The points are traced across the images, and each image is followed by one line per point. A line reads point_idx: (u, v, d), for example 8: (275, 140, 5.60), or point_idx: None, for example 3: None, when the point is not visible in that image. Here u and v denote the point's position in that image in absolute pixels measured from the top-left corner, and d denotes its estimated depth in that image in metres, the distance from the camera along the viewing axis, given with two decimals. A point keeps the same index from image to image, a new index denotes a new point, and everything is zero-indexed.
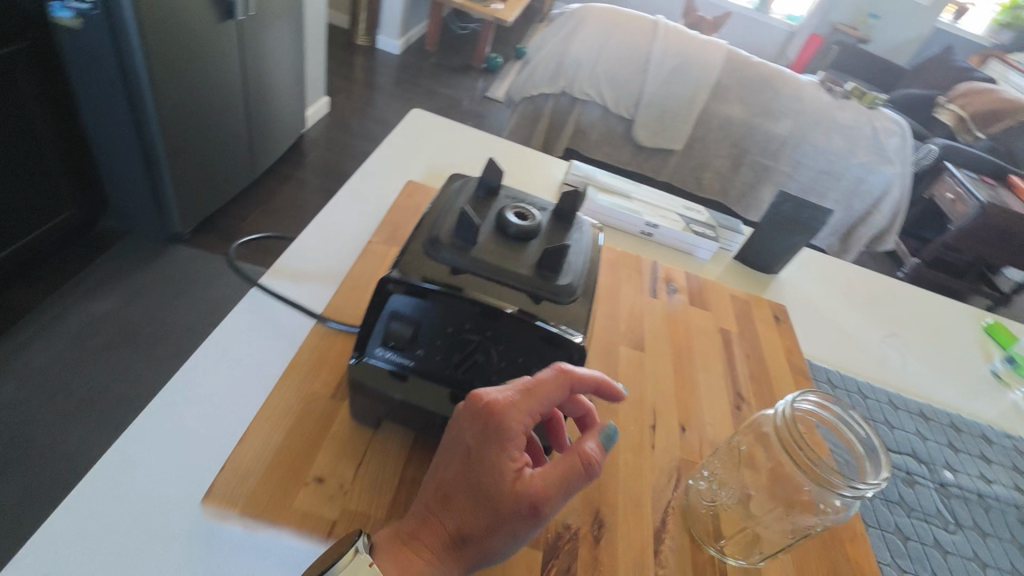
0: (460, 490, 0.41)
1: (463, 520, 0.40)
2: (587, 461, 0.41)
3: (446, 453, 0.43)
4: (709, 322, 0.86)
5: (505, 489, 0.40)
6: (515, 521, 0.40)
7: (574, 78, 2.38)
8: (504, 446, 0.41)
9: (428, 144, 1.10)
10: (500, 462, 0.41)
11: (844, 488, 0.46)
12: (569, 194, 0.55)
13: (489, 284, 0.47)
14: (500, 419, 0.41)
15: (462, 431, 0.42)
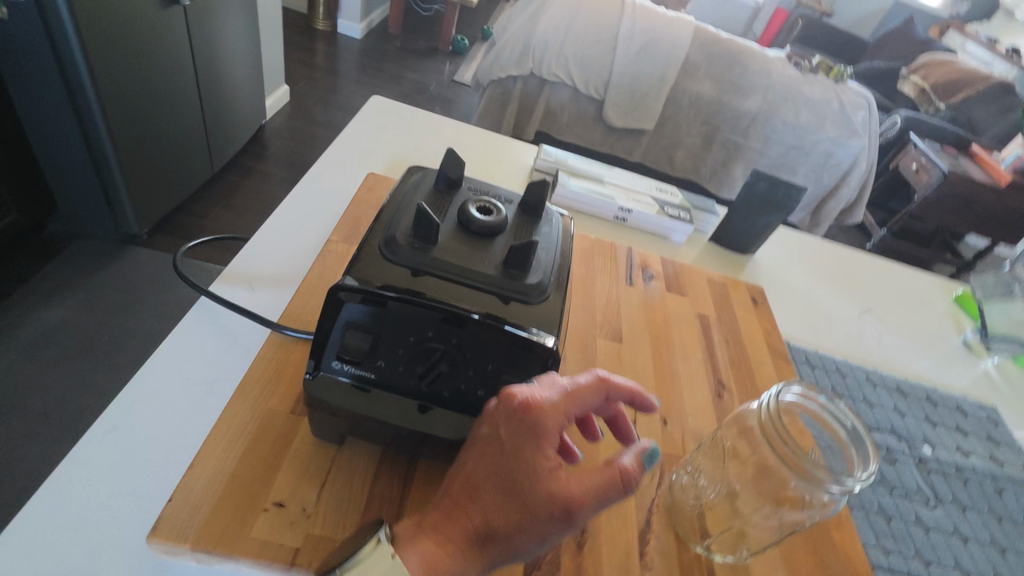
0: (490, 479, 0.40)
1: (491, 513, 0.39)
2: (628, 477, 0.40)
3: (478, 441, 0.42)
4: (687, 308, 0.84)
5: (538, 486, 0.40)
6: (545, 523, 0.39)
7: (542, 58, 2.31)
8: (541, 445, 0.41)
9: (391, 132, 1.05)
10: (535, 458, 0.40)
11: (830, 485, 0.44)
12: (536, 185, 0.52)
13: (453, 288, 0.44)
14: (540, 411, 0.41)
15: (496, 424, 0.41)
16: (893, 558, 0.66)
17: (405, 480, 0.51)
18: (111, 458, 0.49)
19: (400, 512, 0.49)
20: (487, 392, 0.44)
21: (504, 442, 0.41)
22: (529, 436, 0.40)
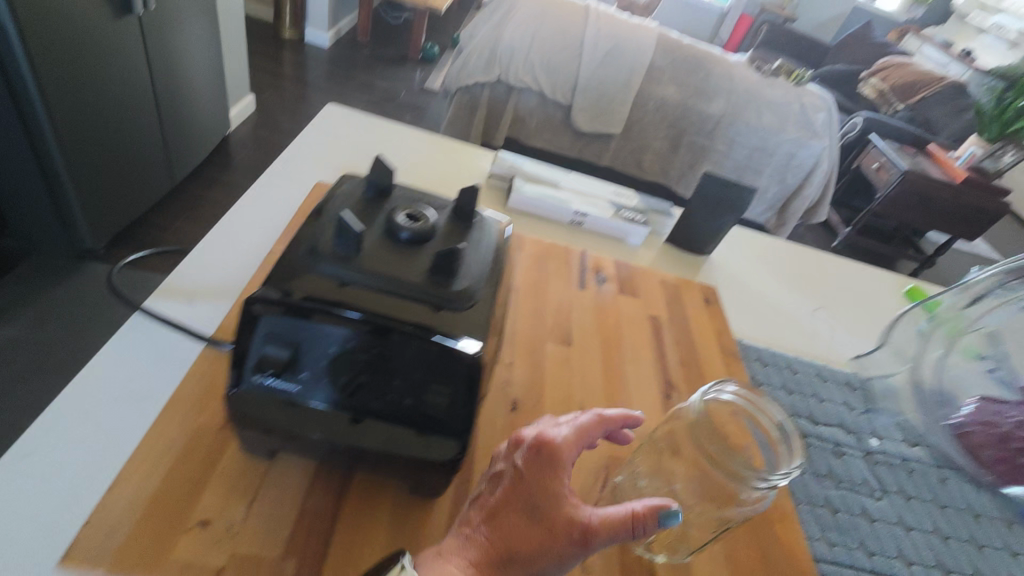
0: (512, 508, 0.43)
1: (514, 538, 0.42)
2: (639, 519, 0.43)
3: (498, 474, 0.46)
4: (639, 310, 0.84)
5: (556, 513, 0.43)
6: (565, 545, 0.43)
7: (508, 65, 2.32)
8: (559, 475, 0.45)
9: (345, 141, 1.04)
10: (555, 487, 0.44)
11: (756, 480, 0.46)
12: (467, 190, 0.51)
13: (376, 296, 0.43)
14: (554, 442, 0.45)
15: (513, 457, 0.46)
16: (838, 549, 0.67)
17: (340, 491, 0.50)
18: (29, 481, 0.47)
19: (333, 525, 0.48)
20: (415, 401, 0.44)
21: (522, 472, 0.44)
22: (546, 466, 0.44)
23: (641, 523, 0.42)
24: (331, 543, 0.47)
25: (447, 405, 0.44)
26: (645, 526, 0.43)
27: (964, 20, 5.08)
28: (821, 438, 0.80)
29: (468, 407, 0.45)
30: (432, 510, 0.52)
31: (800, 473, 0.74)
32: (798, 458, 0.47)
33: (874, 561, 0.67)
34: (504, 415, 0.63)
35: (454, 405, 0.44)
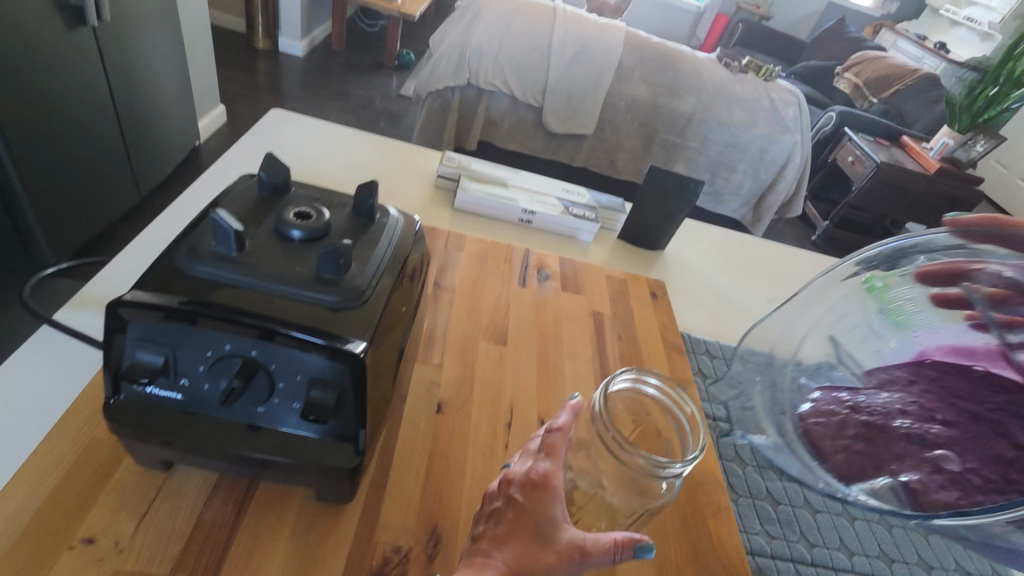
0: (523, 536, 0.44)
1: (526, 559, 0.43)
2: (619, 546, 0.43)
3: (498, 508, 0.47)
4: (581, 307, 0.82)
5: (559, 537, 0.44)
6: (563, 563, 0.43)
7: (477, 68, 2.29)
8: (553, 500, 0.46)
9: (288, 146, 1.03)
10: (551, 510, 0.45)
11: (653, 471, 0.44)
12: (363, 187, 0.50)
13: (252, 296, 0.41)
14: (553, 468, 0.47)
15: (510, 487, 0.47)
16: (777, 542, 0.66)
17: (241, 502, 0.48)
18: None
19: (230, 538, 0.46)
20: (301, 404, 0.42)
21: (523, 500, 0.46)
22: (547, 492, 0.46)
23: (619, 549, 0.43)
24: (225, 558, 0.45)
25: (332, 407, 0.42)
26: (623, 552, 0.43)
27: (936, 15, 5.15)
28: None
29: (359, 408, 0.43)
30: (342, 519, 0.50)
31: (742, 466, 0.73)
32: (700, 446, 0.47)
33: (815, 553, 0.67)
34: (427, 416, 0.61)
35: (342, 406, 0.43)
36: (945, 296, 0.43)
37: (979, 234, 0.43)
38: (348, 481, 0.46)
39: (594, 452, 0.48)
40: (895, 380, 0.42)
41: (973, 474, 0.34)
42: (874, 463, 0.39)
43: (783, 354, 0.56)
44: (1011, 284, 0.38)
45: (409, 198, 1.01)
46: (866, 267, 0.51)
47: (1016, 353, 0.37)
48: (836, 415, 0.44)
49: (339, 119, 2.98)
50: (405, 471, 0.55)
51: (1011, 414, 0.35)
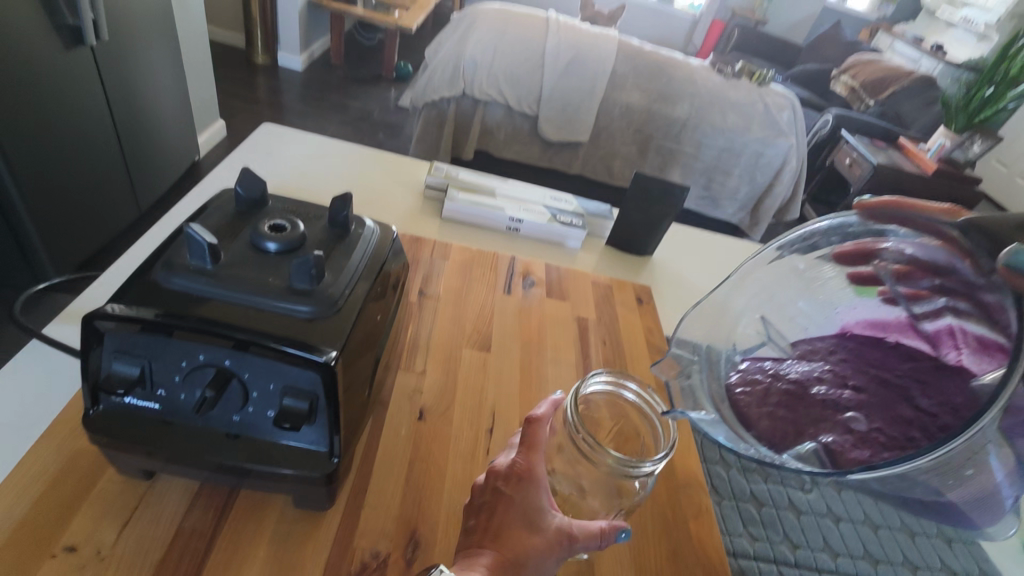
0: (513, 527, 0.45)
1: (518, 548, 0.44)
2: (602, 532, 0.46)
3: (482, 498, 0.47)
4: (566, 313, 0.83)
5: (548, 525, 0.46)
6: (552, 548, 0.45)
7: (472, 79, 2.29)
8: (538, 491, 0.47)
9: (279, 159, 1.05)
10: (535, 500, 0.46)
11: (624, 469, 0.46)
12: (338, 199, 0.52)
13: (224, 306, 0.42)
14: (535, 458, 0.47)
15: (496, 481, 0.47)
16: None
17: (222, 510, 0.49)
18: None
19: (211, 545, 0.47)
20: (275, 412, 0.43)
21: (507, 491, 0.46)
22: (531, 484, 0.46)
23: (606, 535, 0.46)
24: (205, 564, 0.46)
25: (305, 414, 0.43)
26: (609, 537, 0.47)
27: (932, 16, 5.18)
28: None
29: (331, 415, 0.44)
30: (321, 526, 0.50)
31: None
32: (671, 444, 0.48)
33: None
34: (408, 423, 0.62)
35: (315, 414, 0.44)
36: (862, 274, 0.51)
37: (881, 219, 0.47)
38: (324, 488, 0.46)
39: (570, 456, 0.49)
40: (820, 352, 0.50)
41: (878, 430, 0.40)
42: (798, 431, 0.45)
43: (721, 337, 0.61)
44: (911, 261, 0.44)
45: (398, 208, 1.02)
46: (788, 253, 0.58)
47: (921, 323, 0.44)
48: (761, 386, 0.50)
49: (337, 131, 3.00)
50: (384, 478, 0.56)
51: (915, 379, 0.42)
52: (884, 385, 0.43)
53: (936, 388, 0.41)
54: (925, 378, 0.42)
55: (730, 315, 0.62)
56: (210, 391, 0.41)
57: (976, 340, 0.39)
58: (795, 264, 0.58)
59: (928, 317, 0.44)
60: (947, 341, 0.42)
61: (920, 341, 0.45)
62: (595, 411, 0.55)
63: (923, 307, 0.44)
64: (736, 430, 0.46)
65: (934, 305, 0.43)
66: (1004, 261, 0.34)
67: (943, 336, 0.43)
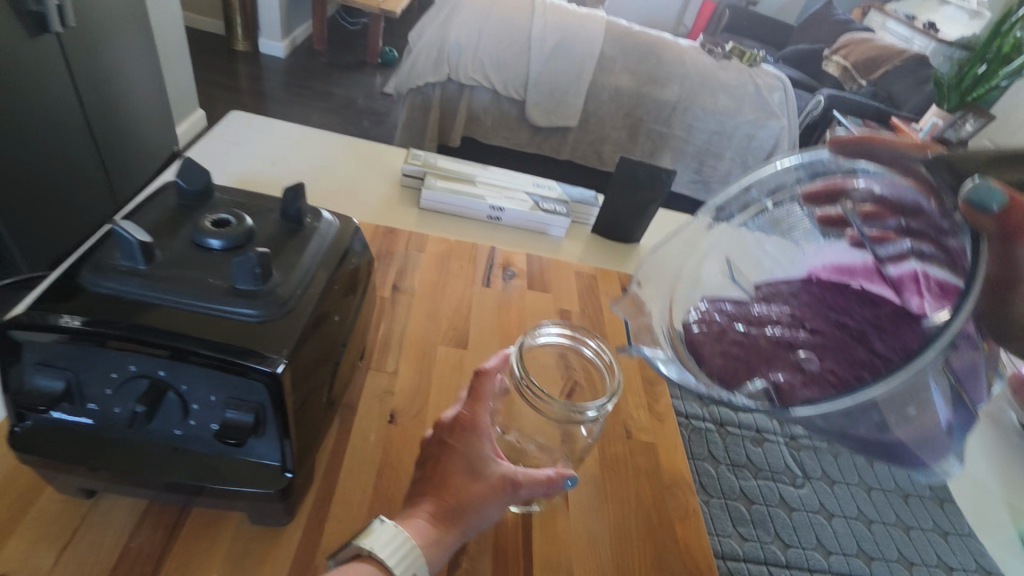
0: (456, 472, 0.48)
1: (462, 494, 0.47)
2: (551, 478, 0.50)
3: (430, 451, 0.51)
4: (548, 305, 0.79)
5: (491, 472, 0.49)
6: (496, 492, 0.48)
7: (458, 64, 2.21)
8: (482, 441, 0.50)
9: (248, 147, 1.00)
10: (480, 450, 0.49)
11: (570, 415, 0.49)
12: (289, 190, 0.48)
13: (154, 310, 0.38)
14: (476, 410, 0.51)
15: (442, 436, 0.50)
16: (750, 545, 0.65)
17: (172, 529, 0.46)
18: None
19: (157, 568, 0.44)
20: (218, 425, 0.40)
21: (452, 442, 0.50)
22: (474, 435, 0.49)
23: (553, 481, 0.50)
24: None
25: (251, 428, 0.39)
26: (556, 482, 0.50)
27: None
28: (742, 426, 0.76)
29: (280, 425, 0.40)
30: (280, 542, 0.47)
31: (715, 466, 0.69)
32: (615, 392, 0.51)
33: (788, 554, 0.66)
34: (378, 427, 0.58)
35: (263, 425, 0.40)
36: (830, 216, 0.47)
37: (849, 157, 0.43)
38: (280, 504, 0.43)
39: (522, 409, 0.52)
40: (781, 295, 0.47)
41: (831, 371, 0.40)
42: (750, 365, 0.44)
43: (685, 282, 0.58)
44: (879, 200, 0.42)
45: (374, 199, 0.97)
46: (757, 190, 0.55)
47: (885, 267, 0.42)
48: (713, 324, 0.48)
49: (321, 119, 2.90)
50: (349, 487, 0.52)
51: (874, 325, 0.41)
52: (845, 330, 0.42)
53: (892, 337, 0.39)
54: (886, 328, 0.40)
55: (698, 254, 0.60)
56: (142, 405, 0.37)
57: (938, 286, 0.37)
58: (762, 201, 0.55)
59: (894, 260, 0.41)
60: (910, 287, 0.40)
61: (885, 287, 0.43)
62: (550, 361, 0.58)
63: (889, 251, 0.42)
64: (690, 370, 0.46)
65: (900, 247, 0.41)
66: (964, 195, 0.32)
67: (908, 282, 0.41)
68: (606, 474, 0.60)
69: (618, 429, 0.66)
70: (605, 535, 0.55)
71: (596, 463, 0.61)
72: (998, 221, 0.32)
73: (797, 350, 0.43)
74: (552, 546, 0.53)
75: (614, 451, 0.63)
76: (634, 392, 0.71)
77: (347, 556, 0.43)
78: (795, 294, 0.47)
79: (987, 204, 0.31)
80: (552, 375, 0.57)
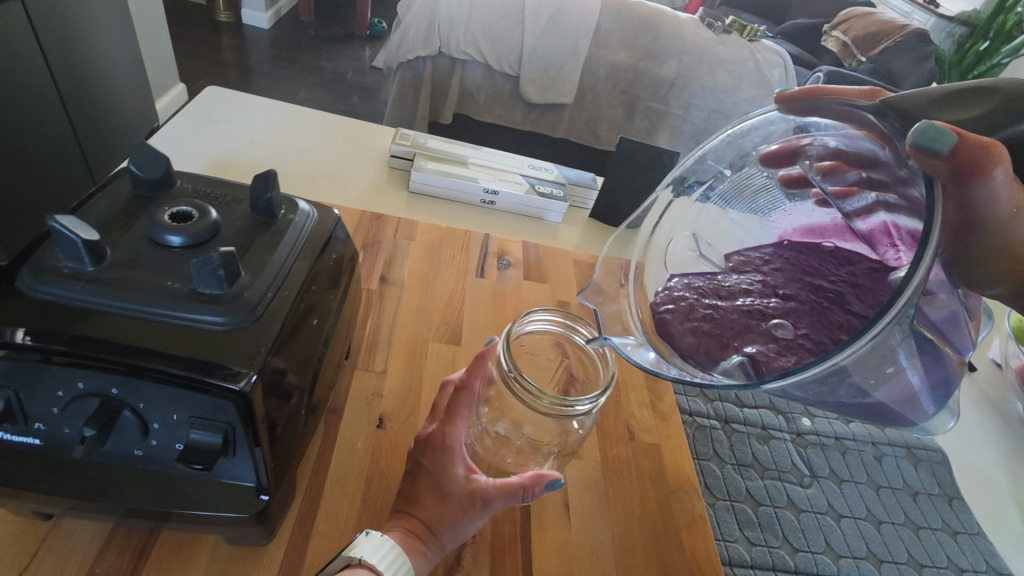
0: (430, 489, 0.45)
1: (436, 518, 0.44)
2: (525, 488, 0.46)
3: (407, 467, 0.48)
4: (545, 297, 0.75)
5: (462, 491, 0.45)
6: (468, 510, 0.45)
7: (449, 37, 2.05)
8: (453, 459, 0.46)
9: (225, 125, 0.93)
10: (448, 469, 0.46)
11: (556, 408, 0.45)
12: (259, 178, 0.43)
13: (100, 318, 0.34)
14: (449, 428, 0.47)
15: (416, 455, 0.47)
16: (758, 549, 0.66)
17: (140, 552, 0.42)
18: None
19: None
20: (183, 445, 0.36)
21: (424, 462, 0.47)
22: (444, 456, 0.46)
23: (528, 489, 0.46)
24: None
25: (219, 449, 0.35)
26: (534, 490, 0.46)
27: None
28: (749, 425, 0.80)
29: (250, 445, 0.36)
30: (261, 563, 0.44)
31: (721, 467, 0.73)
32: (608, 385, 0.47)
33: (798, 558, 0.67)
34: (365, 433, 0.54)
35: (232, 446, 0.36)
36: (791, 176, 0.48)
37: (799, 111, 0.42)
38: (257, 527, 0.39)
39: (514, 402, 0.48)
40: (754, 263, 0.46)
41: (805, 336, 0.37)
42: (722, 342, 0.39)
43: (654, 260, 0.54)
44: (835, 155, 0.41)
45: (360, 182, 0.92)
46: (712, 160, 0.52)
47: (854, 223, 0.40)
48: (674, 300, 0.44)
49: (309, 94, 2.77)
50: (333, 500, 0.49)
51: (850, 284, 0.39)
52: (819, 291, 0.40)
53: (869, 293, 0.38)
54: (863, 282, 0.39)
55: (662, 230, 0.56)
56: (90, 429, 0.33)
57: (909, 235, 0.35)
58: (720, 170, 0.52)
59: (862, 215, 0.40)
60: (882, 239, 0.39)
61: (858, 243, 0.42)
62: (539, 344, 0.56)
63: (856, 206, 0.40)
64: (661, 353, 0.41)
65: (867, 201, 0.39)
66: (912, 140, 0.30)
67: (880, 236, 0.39)
68: (609, 479, 0.57)
69: (621, 430, 0.62)
70: (609, 545, 0.52)
71: (599, 467, 0.58)
72: (947, 164, 0.30)
73: (772, 324, 0.38)
74: (553, 560, 0.50)
75: (617, 454, 0.60)
76: (636, 389, 0.67)
77: (336, 566, 0.40)
78: (771, 266, 0.44)
79: (936, 146, 0.29)
80: (550, 354, 0.57)
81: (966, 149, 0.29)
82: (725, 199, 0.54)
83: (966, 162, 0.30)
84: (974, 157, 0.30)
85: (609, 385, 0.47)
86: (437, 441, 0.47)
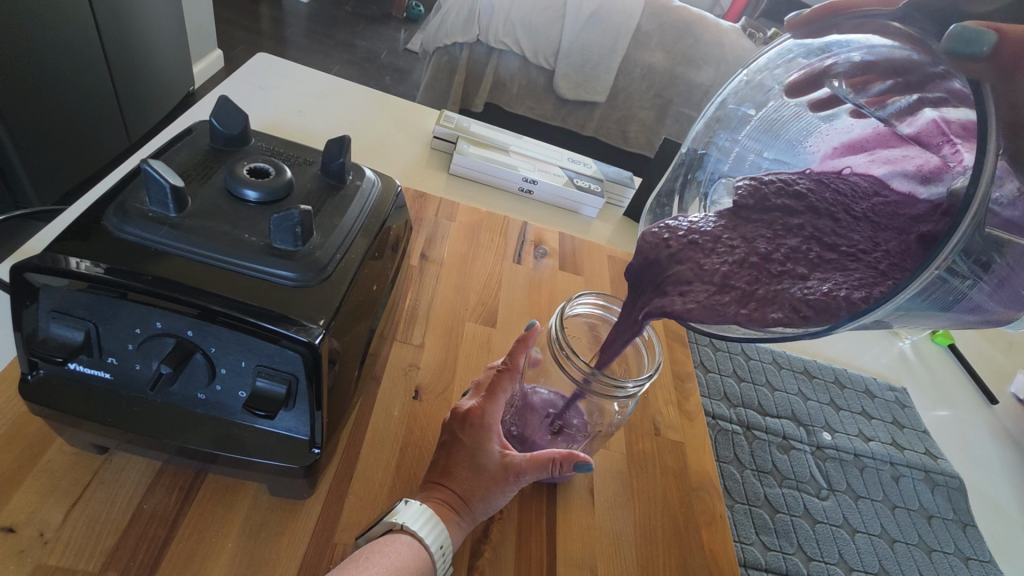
0: (471, 455, 0.46)
1: (470, 489, 0.45)
2: (557, 463, 0.47)
3: (443, 438, 0.49)
4: (579, 289, 0.75)
5: (495, 465, 0.46)
6: (495, 486, 0.46)
7: (488, 24, 1.95)
8: (488, 437, 0.47)
9: (275, 93, 0.94)
10: (484, 444, 0.46)
11: (609, 391, 0.46)
12: (333, 143, 0.44)
13: (171, 262, 0.35)
14: (489, 406, 0.47)
15: (455, 431, 0.48)
16: (772, 554, 0.75)
17: (186, 493, 0.43)
18: None
19: (171, 533, 0.41)
20: (247, 393, 0.37)
21: (460, 436, 0.47)
22: (480, 433, 0.46)
23: (559, 465, 0.47)
24: (165, 553, 0.40)
25: (282, 400, 0.36)
26: (563, 467, 0.47)
27: None
28: (772, 432, 0.89)
29: (312, 395, 0.37)
30: (299, 517, 0.45)
31: (743, 472, 0.82)
32: (654, 371, 0.48)
33: (811, 567, 0.75)
34: (402, 402, 0.55)
35: (293, 397, 0.37)
36: (819, 99, 0.47)
37: (816, 32, 0.42)
38: (302, 480, 0.40)
39: (557, 377, 0.51)
40: (776, 187, 0.43)
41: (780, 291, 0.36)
42: (749, 311, 0.35)
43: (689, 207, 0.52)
44: (863, 68, 0.41)
45: (401, 160, 0.93)
46: (734, 103, 0.52)
47: (900, 128, 0.41)
48: (673, 255, 0.41)
49: (343, 71, 2.77)
50: (370, 462, 0.50)
51: (868, 219, 0.39)
52: (798, 230, 0.40)
53: (873, 226, 0.39)
54: (881, 220, 0.39)
55: (701, 174, 0.54)
56: (166, 365, 0.34)
57: (960, 127, 0.35)
58: (743, 112, 0.52)
59: (905, 118, 0.40)
60: (932, 138, 0.39)
61: (908, 146, 0.41)
62: (578, 333, 0.57)
63: (894, 110, 0.41)
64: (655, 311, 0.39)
65: (907, 102, 0.39)
66: (946, 46, 0.29)
67: (929, 136, 0.39)
68: (634, 471, 0.58)
69: (647, 426, 0.63)
70: (631, 536, 0.53)
71: (623, 459, 0.59)
72: (989, 65, 0.28)
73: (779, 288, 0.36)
74: (579, 544, 0.51)
75: (642, 448, 0.61)
76: (664, 388, 0.68)
77: (379, 532, 0.42)
78: (780, 200, 0.42)
79: (973, 48, 0.28)
80: (590, 341, 0.57)
81: (1008, 45, 0.28)
82: (756, 137, 0.51)
83: (1011, 60, 0.28)
84: (1019, 53, 0.28)
85: (654, 372, 0.48)
86: (478, 419, 0.47)
